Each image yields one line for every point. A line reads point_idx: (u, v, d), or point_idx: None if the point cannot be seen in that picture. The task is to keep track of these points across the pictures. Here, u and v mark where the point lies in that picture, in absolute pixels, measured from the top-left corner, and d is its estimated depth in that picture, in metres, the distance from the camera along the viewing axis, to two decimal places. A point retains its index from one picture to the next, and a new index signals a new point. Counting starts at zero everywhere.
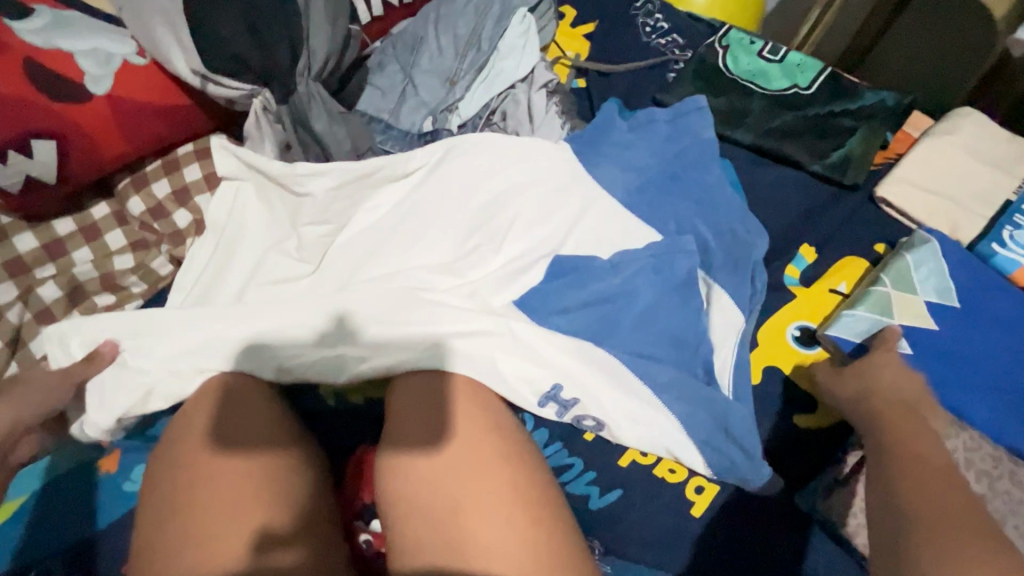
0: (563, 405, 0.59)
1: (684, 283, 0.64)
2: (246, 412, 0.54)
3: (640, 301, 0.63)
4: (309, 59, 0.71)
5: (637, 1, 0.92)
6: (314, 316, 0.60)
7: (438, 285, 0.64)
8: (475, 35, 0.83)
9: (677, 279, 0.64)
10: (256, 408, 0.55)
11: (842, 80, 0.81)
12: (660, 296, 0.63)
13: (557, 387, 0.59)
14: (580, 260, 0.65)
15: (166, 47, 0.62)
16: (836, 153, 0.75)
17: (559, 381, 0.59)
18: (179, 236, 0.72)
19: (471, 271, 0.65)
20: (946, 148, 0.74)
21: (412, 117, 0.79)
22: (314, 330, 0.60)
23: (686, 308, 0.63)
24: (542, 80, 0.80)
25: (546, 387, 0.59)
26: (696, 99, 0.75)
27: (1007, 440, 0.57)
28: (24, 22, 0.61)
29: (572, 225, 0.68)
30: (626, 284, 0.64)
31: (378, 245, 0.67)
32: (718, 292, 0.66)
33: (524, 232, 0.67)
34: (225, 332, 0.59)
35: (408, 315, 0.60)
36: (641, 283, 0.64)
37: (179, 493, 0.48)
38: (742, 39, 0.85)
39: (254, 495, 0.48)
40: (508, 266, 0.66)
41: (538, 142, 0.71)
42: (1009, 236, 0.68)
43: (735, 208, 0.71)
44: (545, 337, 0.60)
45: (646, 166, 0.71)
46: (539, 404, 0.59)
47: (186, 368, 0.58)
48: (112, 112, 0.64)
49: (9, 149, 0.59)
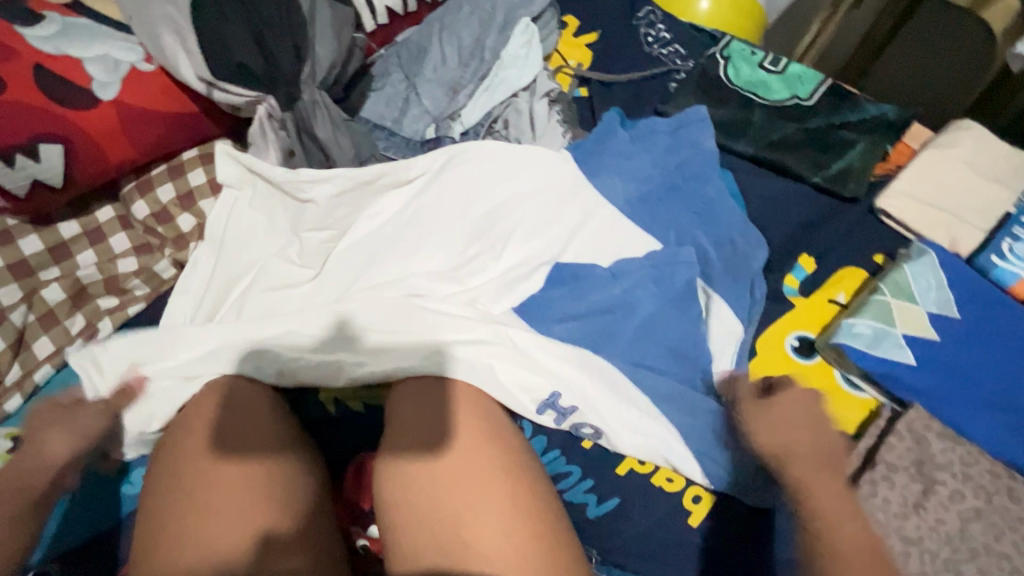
0: (560, 413, 0.60)
1: (684, 295, 0.65)
2: (246, 416, 0.55)
3: (638, 312, 0.64)
4: (314, 67, 0.72)
5: (640, 11, 0.93)
6: (315, 323, 0.61)
7: (437, 293, 0.64)
8: (478, 44, 0.84)
9: (676, 290, 0.64)
10: (258, 413, 0.55)
11: (842, 92, 0.82)
12: (659, 307, 0.64)
13: (555, 396, 0.59)
14: (576, 268, 0.66)
15: (173, 54, 0.63)
16: (835, 165, 0.76)
17: (557, 390, 0.60)
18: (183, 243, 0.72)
19: (473, 278, 0.66)
20: (946, 160, 0.74)
21: (415, 124, 0.80)
22: (317, 340, 0.60)
23: (686, 319, 0.63)
24: (545, 89, 0.80)
25: (545, 395, 0.59)
26: (699, 110, 0.75)
27: (1005, 454, 0.57)
28: (34, 30, 0.62)
29: (573, 233, 0.68)
30: (625, 294, 0.64)
31: (380, 251, 0.67)
32: (719, 306, 0.66)
33: (525, 239, 0.68)
34: (230, 337, 0.60)
35: (407, 324, 0.60)
36: (640, 292, 0.64)
37: (176, 500, 0.48)
38: (743, 50, 0.86)
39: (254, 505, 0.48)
40: (509, 273, 0.66)
41: (540, 151, 0.72)
42: (1008, 250, 0.68)
43: (735, 218, 0.71)
44: (544, 343, 0.61)
45: (646, 177, 0.72)
46: (538, 411, 0.59)
47: (191, 371, 0.59)
48: (119, 118, 0.64)
49: (17, 153, 0.60)
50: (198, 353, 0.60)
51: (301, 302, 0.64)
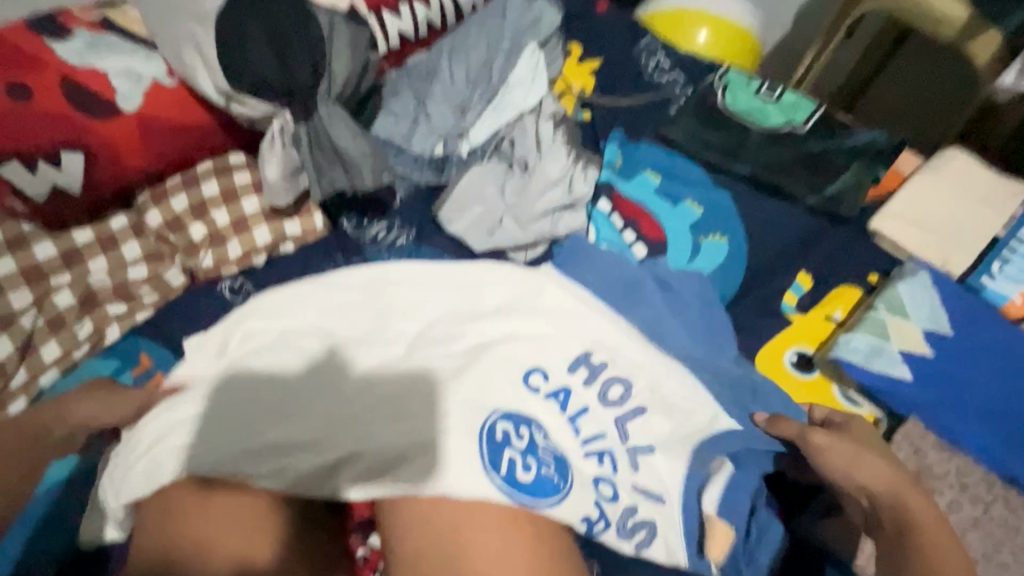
0: (592, 370, 0.61)
1: (698, 434, 0.60)
2: (235, 415, 0.56)
3: (643, 468, 0.58)
4: (330, 82, 0.73)
5: (641, 40, 0.95)
6: (315, 342, 0.62)
7: (460, 383, 0.56)
8: (487, 66, 0.86)
9: (687, 438, 0.60)
10: (257, 399, 0.57)
11: (835, 119, 0.85)
12: (682, 506, 0.57)
13: (586, 353, 0.62)
14: (568, 414, 0.58)
15: (193, 69, 0.68)
16: (829, 187, 0.78)
17: (580, 360, 0.61)
18: (214, 271, 0.72)
19: (485, 403, 0.55)
20: (935, 185, 0.76)
21: (424, 142, 0.82)
22: (315, 356, 0.61)
23: (729, 480, 0.59)
24: (549, 111, 0.83)
25: (575, 354, 0.61)
26: (674, 152, 0.83)
27: (998, 467, 0.59)
28: (64, 44, 0.66)
29: (573, 364, 0.61)
30: (642, 449, 0.58)
31: (366, 325, 0.64)
32: (751, 460, 0.60)
33: (520, 339, 0.61)
34: (245, 380, 0.58)
35: (398, 417, 0.55)
36: (678, 421, 0.61)
37: (178, 520, 0.51)
38: (740, 79, 0.89)
39: (251, 520, 0.51)
40: (503, 374, 0.58)
41: (525, 184, 0.77)
42: (998, 270, 0.71)
43: (724, 245, 0.75)
44: (570, 516, 0.51)
45: (648, 220, 0.76)
46: (569, 369, 0.60)
47: (163, 471, 0.52)
48: (139, 128, 0.68)
49: (40, 159, 0.64)
50: (182, 512, 0.51)
51: (320, 374, 0.59)
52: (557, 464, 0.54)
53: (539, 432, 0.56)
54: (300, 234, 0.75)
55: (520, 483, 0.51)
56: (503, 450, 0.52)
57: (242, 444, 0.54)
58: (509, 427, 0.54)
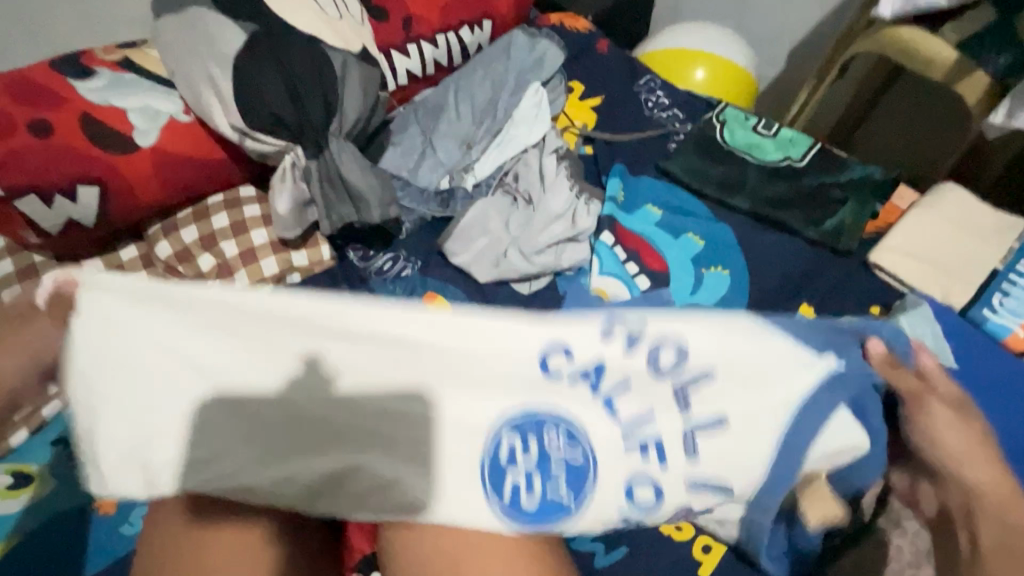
0: (657, 356, 0.49)
1: (796, 388, 0.49)
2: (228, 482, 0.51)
3: (700, 447, 0.48)
4: (342, 119, 0.76)
5: (640, 79, 0.98)
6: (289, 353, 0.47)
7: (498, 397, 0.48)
8: (491, 104, 0.89)
9: (749, 424, 0.49)
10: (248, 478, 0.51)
11: (831, 154, 0.87)
12: (774, 477, 0.49)
13: (633, 335, 0.49)
14: (601, 397, 0.48)
15: (210, 104, 0.69)
16: (829, 222, 0.79)
17: (632, 345, 0.49)
18: None
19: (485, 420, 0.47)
20: (932, 220, 0.77)
21: (430, 175, 0.84)
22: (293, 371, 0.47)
23: (847, 455, 0.50)
24: (553, 147, 0.85)
25: (625, 336, 0.49)
26: (670, 188, 0.85)
27: None
28: (84, 82, 0.69)
29: (632, 345, 0.49)
30: (703, 425, 0.48)
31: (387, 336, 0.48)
32: (852, 395, 0.49)
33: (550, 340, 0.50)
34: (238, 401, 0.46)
35: (390, 446, 0.46)
36: (735, 402, 0.49)
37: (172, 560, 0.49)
38: (737, 115, 0.92)
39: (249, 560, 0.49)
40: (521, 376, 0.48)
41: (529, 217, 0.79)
42: (999, 304, 0.71)
43: (724, 278, 0.76)
44: (589, 526, 0.47)
45: (649, 252, 0.77)
46: (627, 345, 0.49)
47: (162, 481, 0.45)
48: (153, 163, 0.69)
49: (56, 193, 0.65)
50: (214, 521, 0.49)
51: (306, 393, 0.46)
52: (565, 479, 0.47)
53: (552, 436, 0.47)
54: (306, 265, 0.77)
55: (522, 509, 0.46)
56: (507, 471, 0.46)
57: (242, 468, 0.46)
58: (516, 443, 0.47)
